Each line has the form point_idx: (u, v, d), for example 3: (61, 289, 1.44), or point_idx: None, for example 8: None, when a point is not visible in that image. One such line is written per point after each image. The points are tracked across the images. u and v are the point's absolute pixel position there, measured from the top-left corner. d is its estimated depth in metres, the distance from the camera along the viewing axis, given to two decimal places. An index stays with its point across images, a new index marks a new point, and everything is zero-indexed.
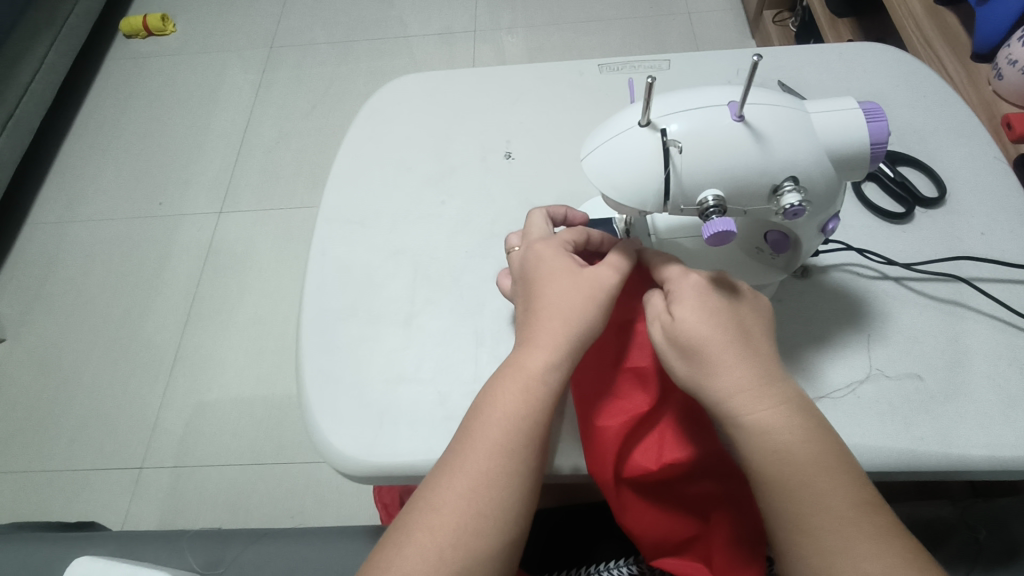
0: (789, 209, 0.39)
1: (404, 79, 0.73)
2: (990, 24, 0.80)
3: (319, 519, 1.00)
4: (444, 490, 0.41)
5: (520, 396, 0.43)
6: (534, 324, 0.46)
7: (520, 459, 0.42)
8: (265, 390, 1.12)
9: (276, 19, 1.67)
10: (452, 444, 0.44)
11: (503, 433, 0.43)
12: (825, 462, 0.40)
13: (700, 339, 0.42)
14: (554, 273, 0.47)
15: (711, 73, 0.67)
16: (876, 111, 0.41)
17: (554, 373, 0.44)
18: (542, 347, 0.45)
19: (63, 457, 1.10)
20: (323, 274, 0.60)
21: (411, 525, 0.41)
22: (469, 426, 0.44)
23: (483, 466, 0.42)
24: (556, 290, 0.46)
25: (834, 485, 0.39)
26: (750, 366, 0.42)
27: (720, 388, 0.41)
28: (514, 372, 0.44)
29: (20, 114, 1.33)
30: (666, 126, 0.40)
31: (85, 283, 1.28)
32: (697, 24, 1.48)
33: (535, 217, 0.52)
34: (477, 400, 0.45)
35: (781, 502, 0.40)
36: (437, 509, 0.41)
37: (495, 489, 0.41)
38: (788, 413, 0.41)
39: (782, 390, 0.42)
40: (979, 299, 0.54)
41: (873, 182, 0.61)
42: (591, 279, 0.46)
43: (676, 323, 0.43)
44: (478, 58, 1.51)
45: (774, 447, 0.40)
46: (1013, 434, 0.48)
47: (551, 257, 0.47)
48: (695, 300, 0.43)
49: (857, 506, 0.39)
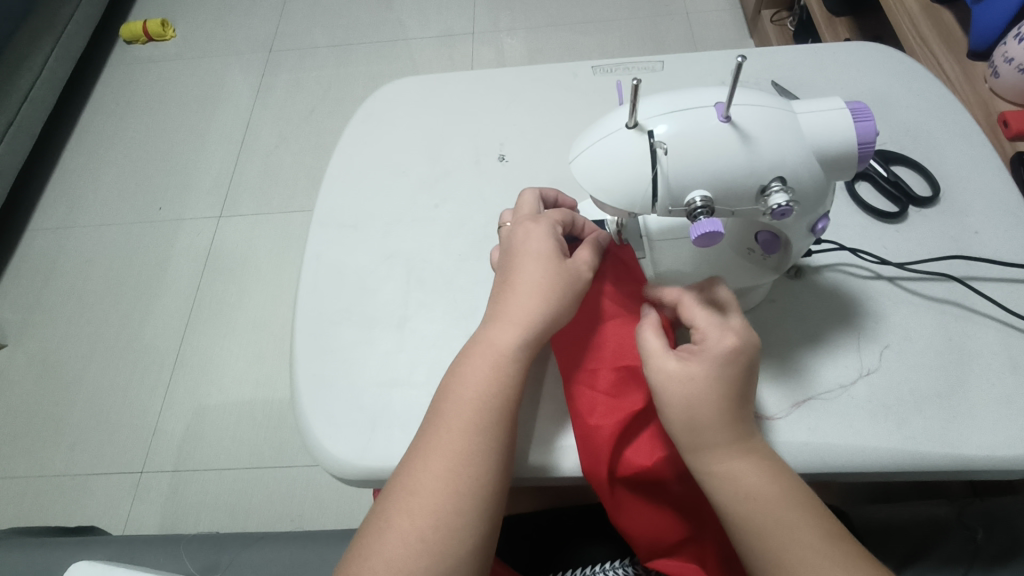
0: (776, 209, 0.39)
1: (398, 83, 0.73)
2: (986, 21, 0.80)
3: (319, 522, 1.01)
4: (421, 470, 0.42)
5: (491, 371, 0.44)
6: (507, 302, 0.47)
7: (493, 433, 0.43)
8: (265, 393, 1.12)
9: (275, 24, 1.67)
10: (424, 426, 0.45)
11: (474, 409, 0.44)
12: (796, 510, 0.40)
13: (701, 388, 0.42)
14: (535, 252, 0.47)
15: (704, 74, 0.67)
16: (863, 111, 0.41)
17: (522, 347, 0.45)
18: (509, 324, 0.46)
19: (64, 461, 1.10)
20: (316, 277, 0.61)
21: (390, 510, 0.41)
22: (440, 407, 0.45)
23: (456, 444, 0.42)
24: (532, 269, 0.47)
25: (806, 529, 0.40)
26: (738, 421, 0.43)
27: (706, 431, 0.42)
28: (484, 349, 0.45)
29: (21, 120, 1.34)
30: (652, 128, 0.40)
31: (86, 288, 1.29)
32: (695, 24, 1.48)
33: (527, 196, 0.52)
34: (445, 379, 0.46)
35: (759, 540, 0.40)
36: (414, 491, 0.41)
37: (471, 464, 0.42)
38: (762, 461, 0.42)
39: (755, 440, 0.43)
40: (973, 298, 0.54)
41: (866, 182, 0.61)
42: (566, 265, 0.47)
43: (681, 373, 0.43)
44: (476, 61, 1.51)
45: (747, 489, 0.41)
46: (1009, 435, 0.47)
47: (536, 234, 0.48)
48: (714, 356, 0.43)
49: (826, 541, 0.39)
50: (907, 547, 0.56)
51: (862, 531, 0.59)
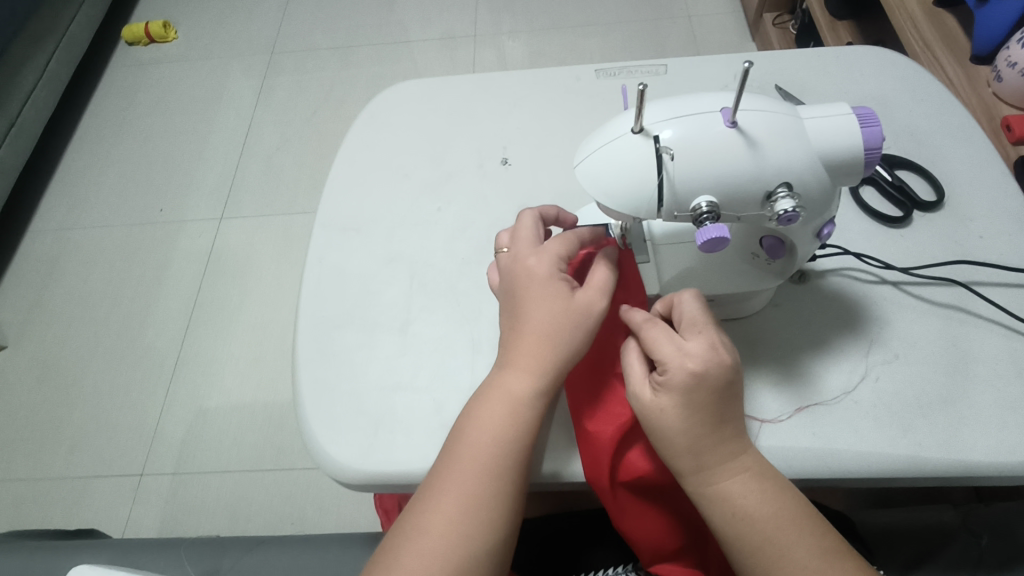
0: (782, 215, 0.39)
1: (401, 86, 0.73)
2: (989, 25, 0.80)
3: (319, 525, 1.00)
4: (435, 515, 0.42)
5: (508, 418, 0.44)
6: (519, 344, 0.46)
7: (508, 482, 0.43)
8: (266, 396, 1.12)
9: (277, 25, 1.67)
10: (437, 465, 0.44)
11: (489, 456, 0.44)
12: (786, 529, 0.40)
13: (674, 416, 0.42)
14: (543, 291, 0.46)
15: (707, 78, 0.67)
16: (870, 116, 0.41)
17: (538, 396, 0.45)
18: (524, 368, 0.45)
19: (64, 464, 1.10)
20: (318, 281, 0.60)
21: (401, 550, 0.41)
22: (454, 449, 0.44)
23: (471, 490, 0.42)
24: (541, 309, 0.46)
25: (797, 545, 0.39)
26: (718, 444, 0.42)
27: (685, 456, 0.42)
28: (500, 393, 0.45)
29: (22, 121, 1.34)
30: (658, 133, 0.40)
31: (87, 289, 1.29)
32: (697, 27, 1.48)
33: (525, 221, 0.51)
34: (460, 420, 0.46)
35: (748, 558, 0.40)
36: (427, 536, 0.41)
37: (484, 512, 0.42)
38: (749, 478, 0.41)
39: (746, 456, 0.42)
40: (977, 303, 0.54)
41: (870, 186, 0.61)
42: (578, 303, 0.46)
43: (654, 403, 0.43)
44: (478, 63, 1.51)
45: (733, 508, 0.41)
46: (1013, 440, 0.47)
47: (544, 272, 0.47)
48: (674, 386, 0.41)
49: (818, 556, 0.39)
50: (912, 551, 0.57)
51: (869, 533, 0.60)
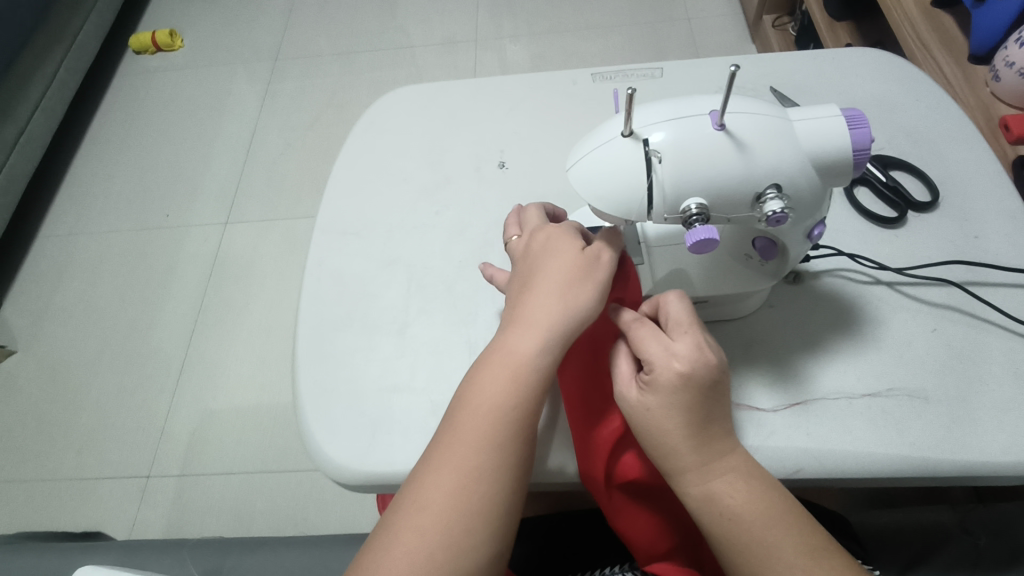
0: (771, 216, 0.40)
1: (400, 91, 0.74)
2: (986, 26, 0.80)
3: (322, 527, 1.01)
4: (431, 484, 0.42)
5: (509, 382, 0.44)
6: (530, 302, 0.46)
7: (508, 449, 0.43)
8: (270, 399, 1.13)
9: (280, 32, 1.69)
10: (439, 435, 0.45)
11: (490, 421, 0.44)
12: (773, 528, 0.40)
13: (661, 416, 0.42)
14: (558, 258, 0.47)
15: (703, 81, 0.68)
16: (858, 118, 0.41)
17: (542, 356, 0.45)
18: (530, 330, 0.45)
19: (72, 466, 1.11)
20: (318, 284, 0.61)
21: (398, 524, 0.41)
22: (454, 418, 0.44)
23: (469, 457, 0.43)
24: (556, 274, 0.46)
25: (784, 544, 0.40)
26: (705, 444, 0.42)
27: (673, 458, 0.42)
28: (503, 358, 0.45)
29: (31, 128, 1.36)
30: (648, 136, 0.40)
31: (95, 294, 1.31)
32: (697, 30, 1.48)
33: (530, 213, 0.53)
34: (462, 387, 0.46)
35: (737, 560, 0.40)
36: (424, 507, 0.41)
37: (482, 479, 0.42)
38: (737, 478, 0.42)
39: (733, 456, 0.43)
40: (971, 303, 0.54)
41: (864, 187, 0.61)
42: (591, 262, 0.47)
43: (640, 404, 0.43)
44: (480, 67, 1.52)
45: (722, 509, 0.41)
46: (1006, 439, 0.47)
47: (560, 241, 0.48)
48: (661, 386, 0.42)
49: (807, 557, 0.39)
50: (912, 551, 0.57)
51: (866, 531, 0.61)
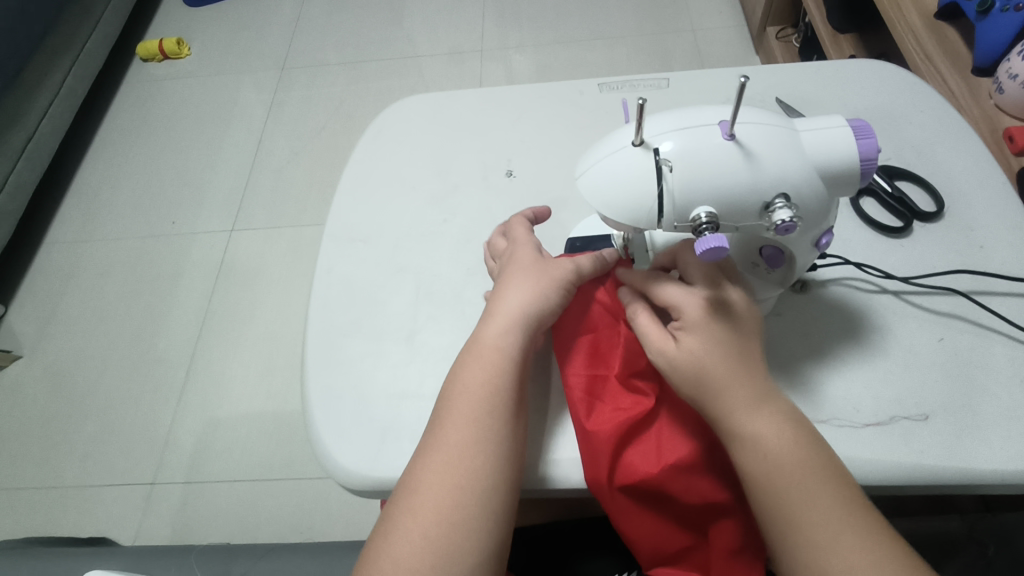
0: (780, 225, 0.40)
1: (408, 101, 0.75)
2: (990, 39, 0.81)
3: (328, 535, 1.01)
4: (422, 471, 0.45)
5: (484, 368, 0.47)
6: (495, 304, 0.51)
7: (489, 428, 0.46)
8: (276, 405, 1.13)
9: (288, 42, 1.71)
10: (428, 427, 0.48)
11: (469, 406, 0.46)
12: (815, 464, 0.42)
13: (703, 354, 0.44)
14: (512, 267, 0.52)
15: (709, 92, 0.68)
16: (865, 128, 0.42)
17: (510, 339, 0.48)
18: (496, 321, 0.49)
19: (76, 472, 1.11)
20: (327, 291, 0.62)
21: (396, 512, 0.44)
22: (439, 407, 0.47)
23: (452, 440, 0.45)
24: (512, 281, 0.51)
25: (822, 482, 0.42)
26: (746, 384, 0.44)
27: (718, 399, 0.44)
28: (478, 350, 0.48)
29: (39, 136, 1.37)
30: (658, 145, 0.41)
31: (101, 301, 1.31)
32: (702, 41, 1.50)
33: (496, 233, 0.58)
34: (447, 381, 0.49)
35: (780, 502, 0.42)
36: (418, 491, 0.44)
37: (467, 459, 0.44)
38: (780, 420, 0.43)
39: (775, 400, 0.44)
40: (978, 312, 0.54)
41: (870, 198, 0.62)
42: (543, 267, 0.51)
43: (679, 351, 0.46)
44: (486, 77, 1.53)
45: (769, 448, 0.42)
46: (1013, 449, 0.47)
47: (512, 254, 0.53)
48: (697, 324, 0.45)
49: (841, 504, 0.41)
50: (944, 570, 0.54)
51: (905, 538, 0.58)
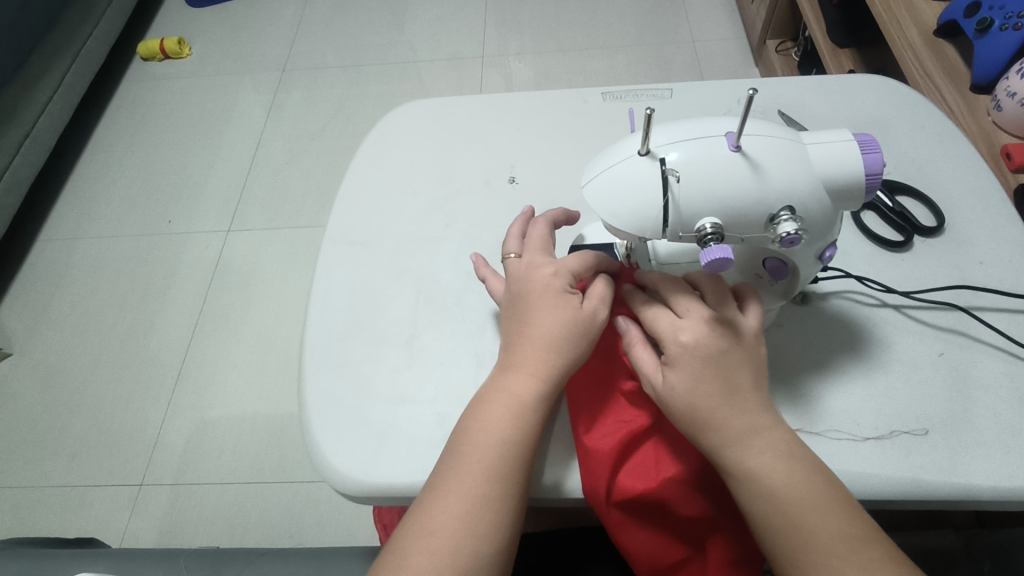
0: (785, 237, 0.40)
1: (412, 105, 0.75)
2: (989, 56, 0.82)
3: (317, 540, 1.00)
4: (440, 512, 0.43)
5: (511, 417, 0.46)
6: (527, 346, 0.48)
7: (510, 480, 0.45)
8: (268, 408, 1.12)
9: (288, 44, 1.71)
10: (442, 464, 0.46)
11: (494, 454, 0.45)
12: (815, 502, 0.41)
13: (688, 391, 0.44)
14: (550, 300, 0.49)
15: (712, 103, 0.69)
16: (870, 143, 0.42)
17: (541, 398, 0.47)
18: (525, 371, 0.47)
19: (63, 472, 1.10)
20: (327, 293, 0.61)
21: (408, 548, 0.42)
22: (457, 448, 0.46)
23: (474, 487, 0.44)
24: (546, 317, 0.48)
25: (825, 522, 0.40)
26: (735, 419, 0.43)
27: (707, 436, 0.43)
28: (504, 397, 0.47)
29: (37, 132, 1.36)
30: (664, 155, 0.41)
31: (94, 299, 1.30)
32: (701, 53, 1.51)
33: (538, 231, 0.54)
34: (465, 419, 0.47)
35: (776, 539, 0.41)
36: (433, 531, 0.42)
37: (487, 510, 0.44)
38: (776, 456, 0.43)
39: (772, 433, 0.43)
40: (978, 328, 0.54)
41: (871, 212, 0.62)
42: (581, 314, 0.48)
43: (665, 387, 0.45)
44: (486, 83, 1.54)
45: (761, 487, 0.42)
46: (1013, 465, 0.48)
47: (553, 281, 0.49)
48: (681, 359, 0.45)
49: (845, 543, 0.40)
50: None
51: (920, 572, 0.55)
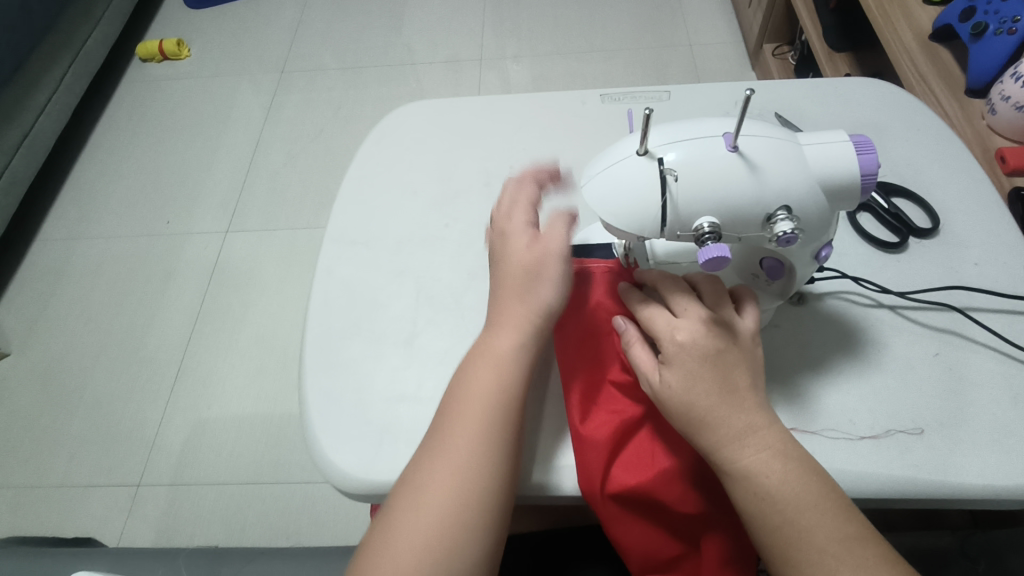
0: (782, 237, 0.41)
1: (411, 106, 0.75)
2: (983, 60, 0.82)
3: (315, 540, 1.00)
4: (431, 472, 0.44)
5: (495, 373, 0.47)
6: (500, 305, 0.50)
7: (500, 434, 0.46)
8: (266, 408, 1.12)
9: (287, 46, 1.71)
10: (434, 429, 0.47)
11: (480, 410, 0.46)
12: (810, 503, 0.41)
13: (684, 390, 0.44)
14: (512, 254, 0.50)
15: (710, 106, 0.69)
16: (866, 144, 0.43)
17: (520, 349, 0.48)
18: (508, 330, 0.49)
19: (61, 472, 1.10)
20: (328, 292, 0.62)
21: (402, 509, 0.44)
22: (447, 410, 0.47)
23: (463, 442, 0.45)
24: (511, 274, 0.50)
25: (818, 523, 0.41)
26: (732, 420, 0.43)
27: (704, 436, 0.44)
28: (487, 355, 0.48)
29: (35, 132, 1.36)
30: (663, 155, 0.41)
31: (92, 299, 1.30)
32: (698, 56, 1.52)
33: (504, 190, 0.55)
34: (455, 382, 0.49)
35: (771, 539, 0.41)
36: (425, 491, 0.44)
37: (477, 462, 0.44)
38: (772, 456, 0.43)
39: (768, 434, 0.43)
40: (973, 329, 0.55)
41: (867, 213, 0.63)
42: (539, 255, 0.49)
43: (662, 386, 0.46)
44: (484, 85, 1.54)
45: (757, 487, 0.42)
46: (1008, 464, 0.48)
47: (512, 235, 0.51)
48: (678, 358, 0.45)
49: (837, 543, 0.40)
50: None
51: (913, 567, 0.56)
